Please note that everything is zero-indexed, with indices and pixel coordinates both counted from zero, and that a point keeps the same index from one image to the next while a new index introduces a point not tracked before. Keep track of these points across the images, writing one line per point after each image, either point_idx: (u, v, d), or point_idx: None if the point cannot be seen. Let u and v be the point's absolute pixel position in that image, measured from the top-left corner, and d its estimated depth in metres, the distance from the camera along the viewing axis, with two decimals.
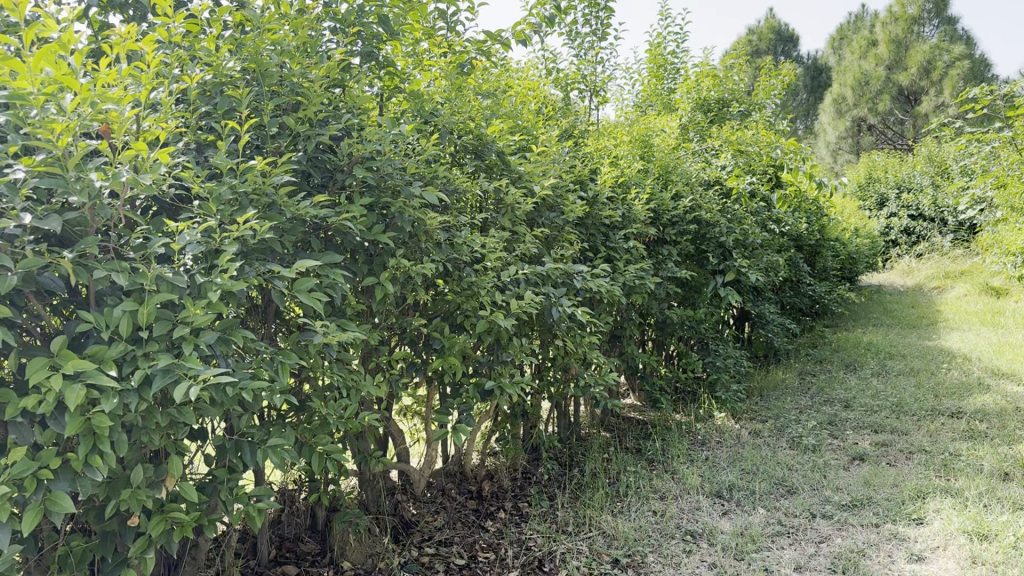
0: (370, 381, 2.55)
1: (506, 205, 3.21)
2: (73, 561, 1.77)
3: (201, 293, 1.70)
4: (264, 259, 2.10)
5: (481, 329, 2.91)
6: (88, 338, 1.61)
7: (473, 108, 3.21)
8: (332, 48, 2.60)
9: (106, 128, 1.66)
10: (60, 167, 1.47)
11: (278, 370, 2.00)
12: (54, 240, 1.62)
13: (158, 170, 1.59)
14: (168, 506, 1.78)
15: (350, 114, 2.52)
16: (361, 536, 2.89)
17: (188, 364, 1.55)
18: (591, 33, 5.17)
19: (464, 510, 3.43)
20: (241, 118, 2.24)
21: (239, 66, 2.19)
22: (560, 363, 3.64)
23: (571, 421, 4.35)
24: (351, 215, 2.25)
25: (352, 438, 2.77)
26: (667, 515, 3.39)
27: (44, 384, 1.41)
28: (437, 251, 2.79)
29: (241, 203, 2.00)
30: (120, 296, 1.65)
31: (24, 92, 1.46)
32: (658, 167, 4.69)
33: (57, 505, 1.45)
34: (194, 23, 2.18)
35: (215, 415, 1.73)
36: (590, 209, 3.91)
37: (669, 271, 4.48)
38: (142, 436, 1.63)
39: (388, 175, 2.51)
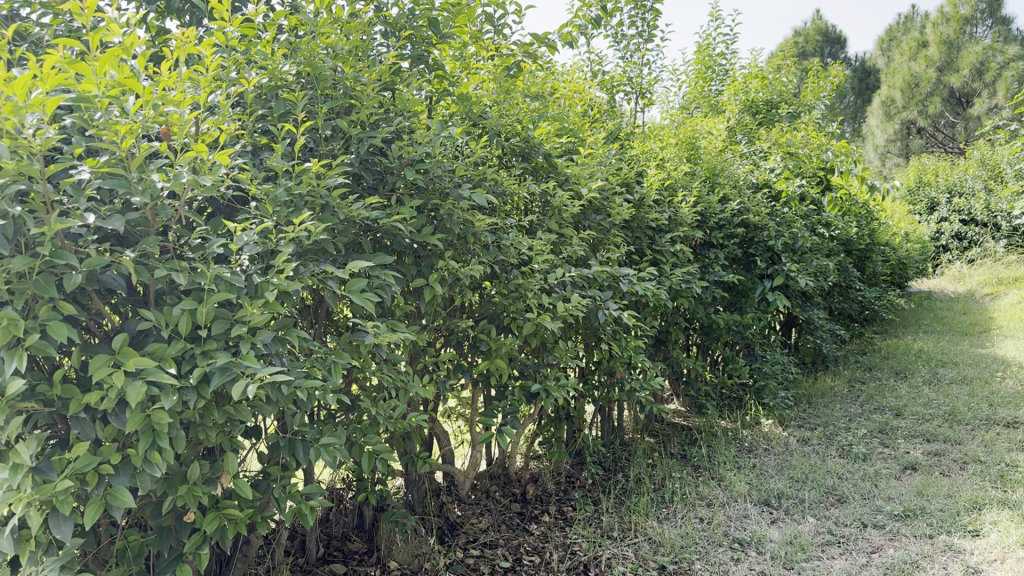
0: (419, 382, 2.57)
1: (554, 207, 3.20)
2: (129, 555, 1.80)
3: (258, 293, 1.73)
4: (316, 260, 2.12)
5: (528, 332, 2.91)
6: (148, 336, 1.64)
7: (521, 111, 3.21)
8: (383, 52, 2.62)
9: (167, 131, 1.69)
10: (123, 169, 1.50)
11: (330, 370, 2.03)
12: (115, 240, 1.66)
13: (218, 172, 1.61)
14: (223, 502, 1.81)
15: (400, 117, 2.54)
16: (407, 536, 2.91)
17: (246, 363, 1.57)
18: (638, 35, 5.13)
19: (509, 513, 3.43)
20: (295, 121, 2.26)
21: (294, 70, 2.22)
22: (606, 367, 3.62)
23: (615, 426, 4.32)
24: (401, 216, 2.27)
25: (399, 438, 2.78)
26: (714, 522, 3.34)
27: (106, 381, 1.44)
28: (486, 253, 2.80)
29: (296, 205, 2.02)
30: (179, 296, 1.68)
31: (90, 94, 1.50)
32: (705, 169, 4.65)
33: (117, 500, 1.48)
34: (250, 27, 2.21)
35: (270, 413, 1.75)
36: (636, 212, 3.89)
37: (716, 275, 4.43)
38: (199, 433, 1.66)
39: (438, 177, 2.52)
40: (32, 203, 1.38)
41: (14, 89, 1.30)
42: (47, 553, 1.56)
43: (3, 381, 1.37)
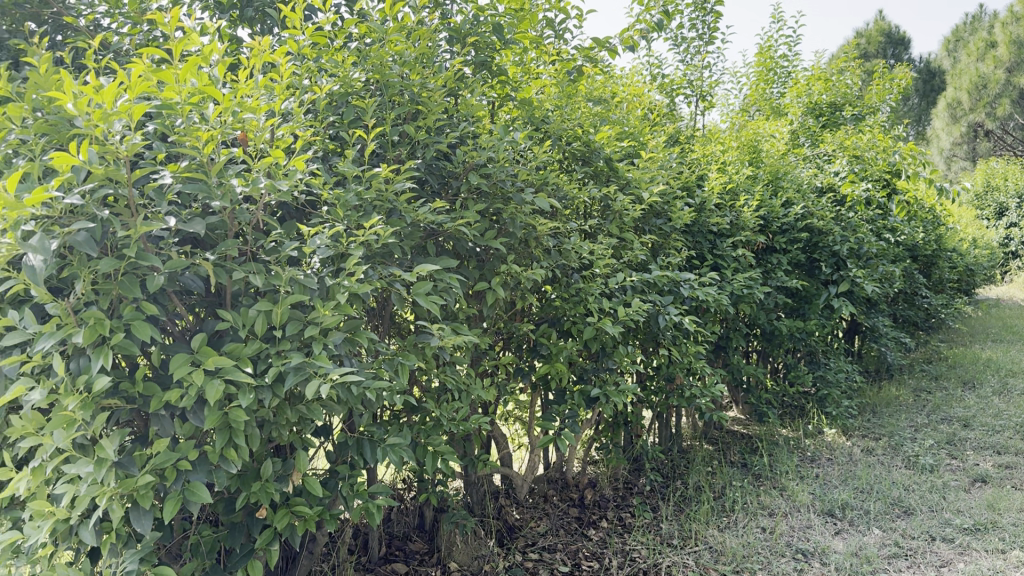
0: (480, 384, 2.59)
1: (615, 211, 3.19)
2: (203, 550, 1.82)
3: (330, 295, 1.77)
4: (383, 263, 2.16)
5: (588, 336, 2.91)
6: (225, 336, 1.69)
7: (582, 115, 3.20)
8: (448, 58, 2.65)
9: (244, 137, 1.74)
10: (204, 174, 1.55)
11: (396, 372, 2.06)
12: (194, 244, 1.71)
13: (293, 176, 1.66)
14: (293, 499, 1.84)
15: (465, 122, 2.56)
16: (467, 538, 2.93)
17: (319, 363, 1.61)
18: (698, 37, 5.08)
19: (567, 518, 3.43)
20: (365, 127, 2.31)
21: (364, 77, 2.26)
22: (665, 373, 3.60)
23: (673, 433, 4.28)
24: (465, 220, 2.29)
25: (460, 440, 2.80)
26: (777, 532, 3.29)
27: (186, 379, 1.49)
28: (547, 257, 2.80)
29: (365, 210, 2.07)
30: (254, 297, 1.72)
31: (172, 102, 1.56)
32: (767, 173, 4.59)
33: (194, 495, 1.52)
34: (322, 35, 2.26)
35: (341, 413, 1.79)
36: (697, 215, 3.86)
37: (778, 280, 4.34)
38: (272, 431, 1.70)
39: (501, 182, 2.54)
40: (118, 207, 1.44)
41: (103, 96, 1.36)
42: (127, 545, 1.61)
43: (90, 378, 1.43)
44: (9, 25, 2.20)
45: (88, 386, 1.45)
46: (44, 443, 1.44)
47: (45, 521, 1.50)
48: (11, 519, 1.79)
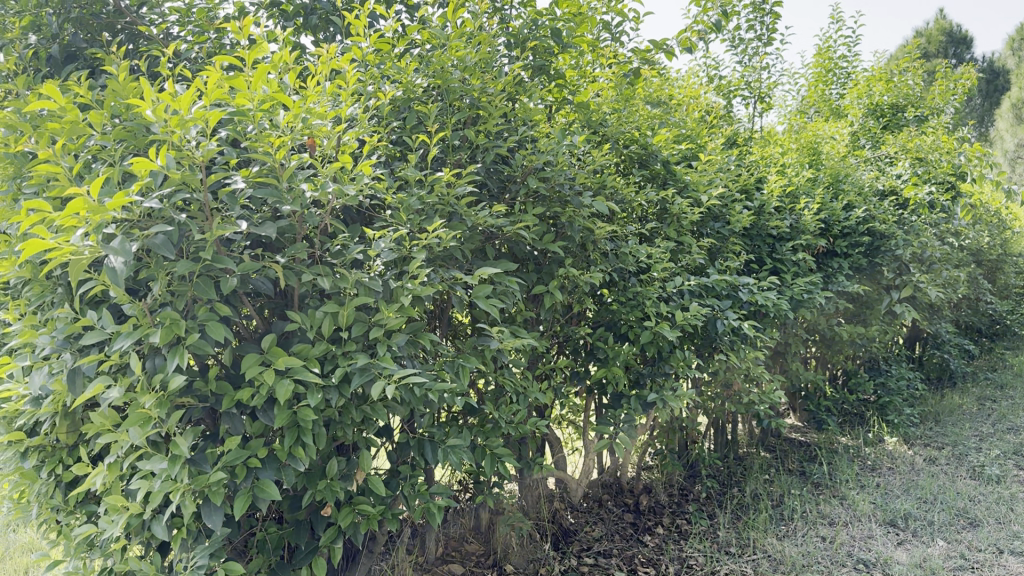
0: (538, 388, 2.60)
1: (673, 215, 3.17)
2: (269, 546, 1.87)
3: (393, 297, 1.80)
4: (444, 266, 2.18)
5: (646, 340, 2.89)
6: (292, 337, 1.74)
7: (640, 117, 3.19)
8: (507, 62, 2.66)
9: (312, 143, 1.79)
10: (275, 179, 1.60)
11: (457, 374, 2.08)
12: (264, 247, 1.76)
13: (360, 181, 1.69)
14: (356, 498, 1.88)
15: (525, 127, 2.56)
16: (524, 541, 2.95)
17: (383, 364, 1.65)
18: (756, 39, 5.02)
19: (622, 523, 3.41)
20: (427, 132, 2.34)
21: (426, 82, 2.29)
22: (723, 378, 3.56)
23: (730, 440, 4.22)
24: (524, 223, 2.30)
25: (515, 442, 2.81)
26: (837, 541, 3.23)
27: (257, 379, 1.54)
28: (604, 261, 2.79)
29: (428, 214, 2.10)
30: (321, 299, 1.76)
31: (245, 108, 1.61)
32: (827, 175, 4.51)
33: (264, 492, 1.57)
34: (385, 42, 2.30)
35: (403, 413, 1.82)
36: (756, 219, 3.79)
37: (840, 285, 4.24)
38: (337, 430, 1.74)
39: (559, 185, 2.55)
40: (193, 211, 1.49)
41: (180, 104, 1.41)
42: (198, 541, 1.67)
43: (165, 376, 1.47)
44: (86, 34, 2.28)
45: (163, 384, 1.49)
46: (121, 439, 1.50)
47: (120, 515, 1.55)
48: (87, 512, 1.85)
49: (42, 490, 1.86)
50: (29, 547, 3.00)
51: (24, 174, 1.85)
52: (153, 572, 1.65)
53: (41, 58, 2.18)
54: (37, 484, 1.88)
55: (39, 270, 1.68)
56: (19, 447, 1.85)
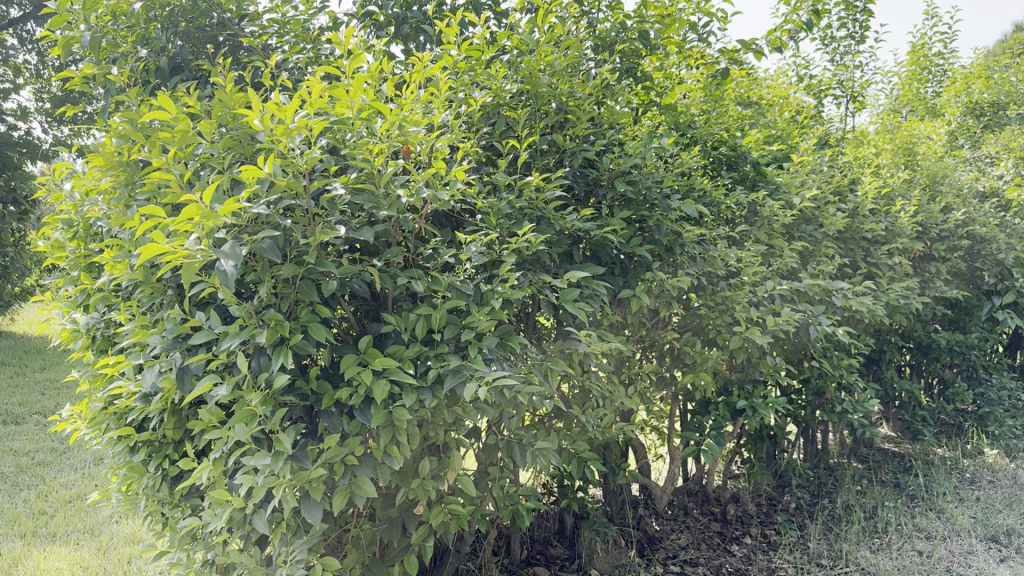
0: (624, 393, 2.59)
1: (764, 217, 3.10)
2: (363, 543, 1.92)
3: (484, 301, 1.83)
4: (532, 270, 2.20)
5: (735, 346, 2.84)
6: (388, 338, 1.79)
7: (729, 119, 3.14)
8: (595, 66, 2.66)
9: (407, 149, 1.84)
10: (374, 185, 1.66)
11: (545, 377, 2.10)
12: (360, 251, 1.81)
13: (453, 186, 1.73)
14: (447, 497, 1.91)
15: (612, 130, 2.53)
16: (609, 546, 2.92)
17: (475, 366, 1.68)
18: (849, 37, 4.88)
19: (708, 532, 3.36)
20: (516, 138, 2.37)
21: (515, 88, 2.31)
22: (815, 385, 3.48)
23: (820, 449, 4.11)
24: (612, 228, 2.30)
25: (601, 447, 2.80)
26: (935, 556, 3.11)
27: (355, 379, 1.59)
28: (693, 264, 2.75)
29: (518, 218, 2.13)
30: (415, 303, 1.81)
31: (345, 117, 1.67)
32: (924, 176, 4.36)
33: (361, 489, 1.62)
34: (476, 48, 2.33)
35: (494, 415, 1.85)
36: (850, 221, 3.66)
37: (938, 290, 4.09)
38: (430, 430, 1.79)
39: (647, 189, 2.53)
40: (297, 217, 1.55)
41: (285, 113, 1.48)
42: (296, 535, 1.72)
43: (269, 376, 1.53)
44: (191, 46, 2.38)
45: (266, 383, 1.55)
46: (228, 435, 1.56)
47: (225, 509, 1.61)
48: (191, 506, 1.93)
49: (149, 483, 1.95)
50: (133, 538, 3.15)
51: (135, 181, 1.95)
52: (254, 565, 1.72)
53: (150, 70, 2.29)
54: (144, 477, 1.97)
55: (151, 273, 1.76)
56: (130, 442, 1.94)
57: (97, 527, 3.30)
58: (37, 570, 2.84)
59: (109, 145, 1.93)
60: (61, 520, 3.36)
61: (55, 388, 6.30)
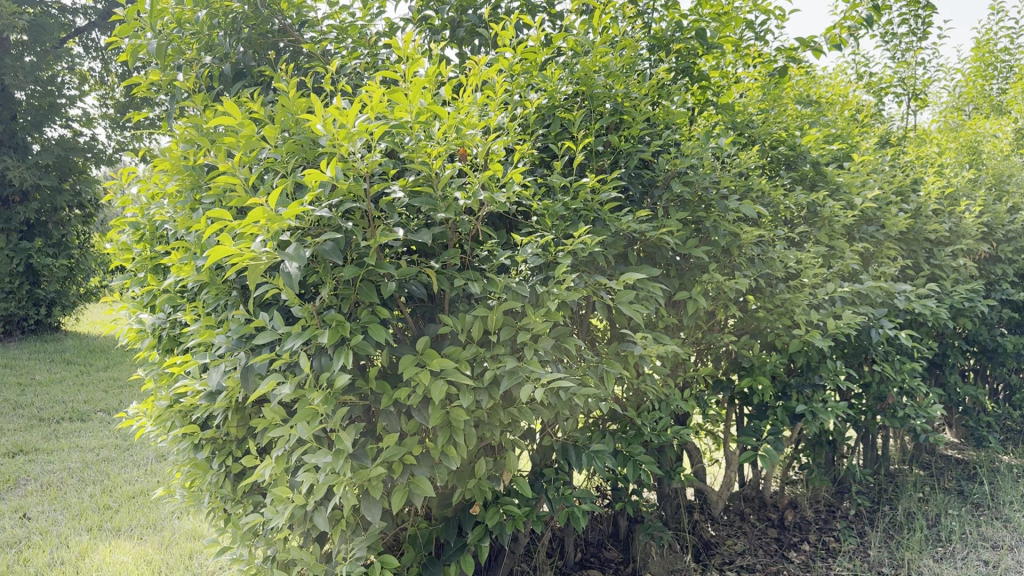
0: (681, 396, 2.57)
1: (824, 218, 3.04)
2: (420, 541, 1.94)
3: (540, 302, 1.83)
4: (588, 272, 2.20)
5: (795, 349, 2.79)
6: (445, 340, 1.81)
7: (787, 118, 3.10)
8: (651, 66, 2.65)
9: (464, 152, 1.86)
10: (433, 188, 1.68)
11: (601, 379, 2.09)
12: (418, 253, 1.83)
13: (509, 188, 1.74)
14: (503, 498, 1.92)
15: (669, 131, 2.51)
16: (664, 550, 2.90)
17: (531, 367, 1.69)
18: (911, 33, 4.77)
19: (766, 538, 3.31)
20: (572, 139, 2.37)
21: (571, 90, 2.31)
22: (876, 390, 3.40)
23: (880, 455, 4.02)
24: (669, 229, 2.28)
25: (656, 450, 2.78)
26: (1002, 567, 3.03)
27: (414, 379, 1.61)
28: (751, 266, 2.70)
29: (573, 220, 2.12)
30: (472, 305, 1.82)
31: (404, 121, 1.70)
32: (990, 175, 4.25)
33: (419, 488, 1.64)
34: (532, 51, 2.33)
35: (549, 417, 1.85)
36: (913, 222, 3.58)
37: (1005, 293, 3.97)
38: (486, 431, 1.80)
39: (704, 190, 2.50)
40: (358, 220, 1.57)
41: (346, 118, 1.50)
42: (355, 533, 1.74)
43: (330, 375, 1.56)
44: (253, 53, 2.42)
45: (328, 383, 1.58)
46: (290, 433, 1.59)
47: (287, 506, 1.64)
48: (253, 503, 1.97)
49: (213, 480, 1.99)
50: (194, 534, 3.22)
51: (201, 185, 1.99)
52: (313, 562, 1.74)
53: (215, 76, 2.35)
54: (208, 474, 2.02)
55: (217, 275, 1.81)
56: (195, 439, 1.99)
57: (159, 523, 3.38)
58: (102, 563, 2.92)
59: (176, 150, 1.99)
60: (126, 515, 3.45)
61: (118, 386, 6.47)
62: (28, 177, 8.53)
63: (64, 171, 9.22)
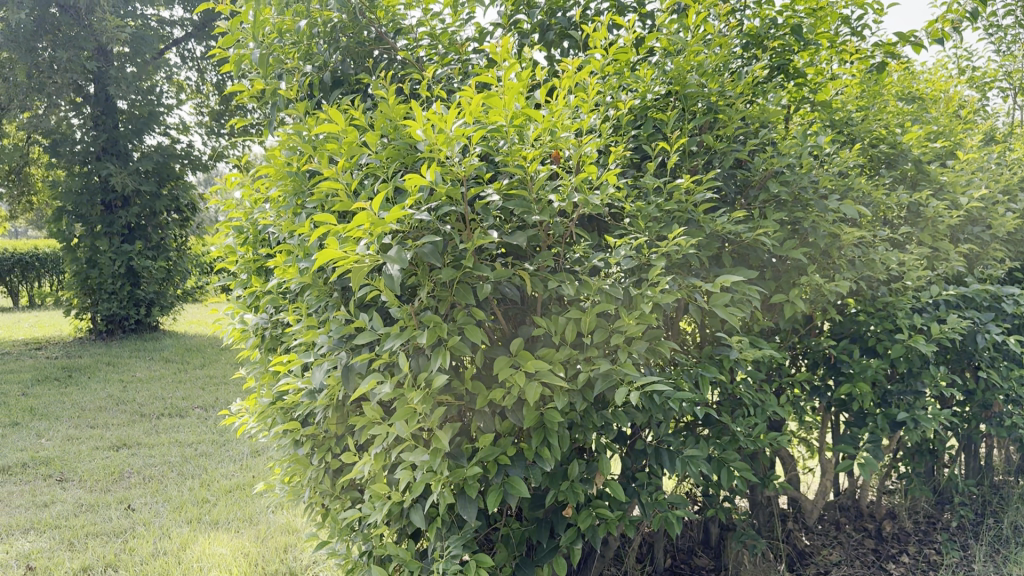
0: (777, 401, 2.51)
1: (927, 217, 2.92)
2: (513, 541, 1.95)
3: (634, 304, 1.82)
4: (682, 274, 2.17)
5: (897, 354, 2.69)
6: (539, 341, 1.81)
7: (887, 115, 2.99)
8: (745, 64, 2.59)
9: (558, 155, 1.86)
10: (527, 191, 1.69)
11: (695, 383, 2.06)
12: (512, 255, 1.85)
13: (605, 190, 1.73)
14: (595, 501, 1.92)
15: (765, 129, 2.46)
16: (756, 559, 2.83)
17: (625, 370, 1.68)
18: (1017, 25, 4.55)
19: (863, 548, 3.20)
20: (666, 140, 2.35)
21: (664, 89, 2.29)
22: (982, 398, 3.25)
23: (985, 466, 3.85)
24: (765, 229, 2.23)
25: (750, 456, 2.72)
26: None
27: (508, 380, 1.63)
28: (852, 268, 2.62)
29: (667, 221, 2.10)
30: (566, 307, 1.83)
31: (500, 125, 1.72)
32: None
33: (514, 488, 1.65)
34: (624, 51, 2.32)
35: (643, 420, 1.84)
36: (1021, 222, 3.41)
37: None
38: (580, 433, 1.80)
39: (802, 190, 2.44)
40: (455, 223, 1.60)
41: (444, 122, 1.53)
42: (451, 531, 1.77)
43: (428, 375, 1.58)
44: (351, 62, 2.47)
45: (425, 383, 1.61)
46: (389, 431, 1.62)
47: (385, 503, 1.68)
48: (351, 498, 2.02)
49: (313, 475, 2.05)
50: (288, 529, 3.31)
51: (303, 190, 2.04)
52: (410, 557, 1.77)
53: (314, 84, 2.41)
54: (308, 469, 2.08)
55: (320, 277, 1.86)
56: (296, 436, 2.05)
57: (255, 516, 3.49)
58: (202, 554, 3.04)
59: (280, 156, 2.05)
60: (223, 509, 3.58)
61: (215, 383, 6.72)
62: (129, 182, 8.90)
63: (164, 177, 9.59)
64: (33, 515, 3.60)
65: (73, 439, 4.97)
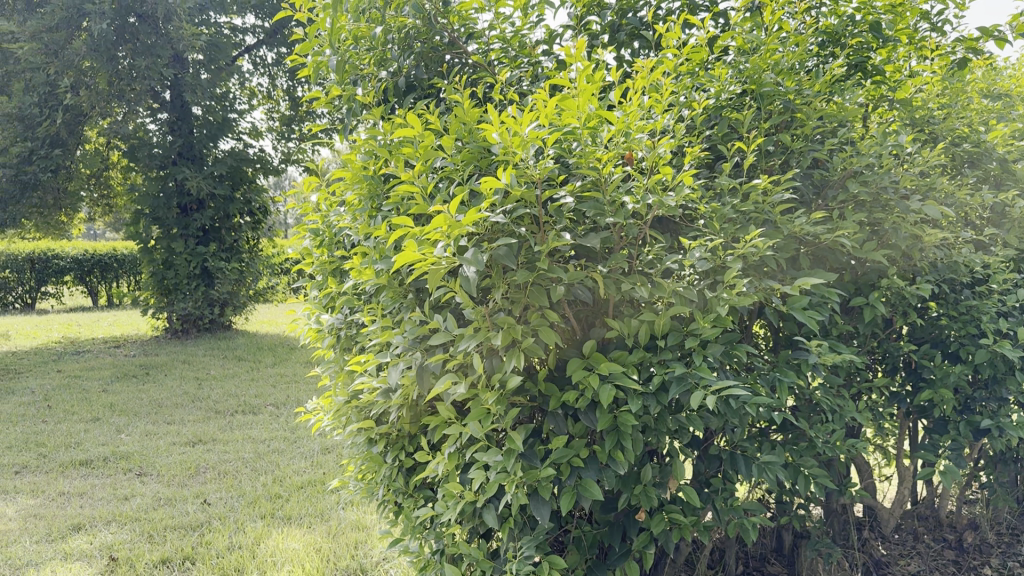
0: (855, 406, 2.45)
1: (1013, 218, 2.80)
2: (585, 544, 1.94)
3: (709, 307, 1.80)
4: (758, 276, 2.14)
5: (982, 360, 2.60)
6: (613, 343, 1.81)
7: (971, 112, 2.89)
8: (822, 62, 2.54)
9: (632, 157, 1.85)
10: (602, 193, 1.69)
11: (771, 387, 2.03)
12: (586, 257, 1.85)
13: (681, 192, 1.71)
14: (668, 506, 1.90)
15: (844, 128, 2.40)
16: (831, 568, 2.77)
17: (700, 374, 1.67)
18: None
19: (943, 560, 3.10)
20: (742, 140, 2.31)
21: (740, 88, 2.25)
22: None
23: None
24: (843, 230, 2.18)
25: (825, 462, 2.66)
26: None
27: (582, 382, 1.63)
28: (933, 270, 2.54)
29: (743, 222, 2.07)
30: (640, 309, 1.82)
31: (575, 127, 1.72)
32: None
33: (587, 491, 1.65)
34: (697, 50, 2.30)
35: (717, 425, 1.82)
36: None
37: None
38: (654, 437, 1.79)
39: (882, 190, 2.36)
40: (530, 225, 1.61)
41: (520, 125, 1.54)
42: (523, 532, 1.78)
43: (502, 376, 1.59)
44: (425, 67, 2.50)
45: (500, 383, 1.62)
46: (463, 430, 1.64)
47: (459, 502, 1.70)
48: (424, 497, 2.04)
49: (387, 473, 2.08)
50: (359, 526, 3.37)
51: (379, 194, 2.07)
52: (482, 557, 1.79)
53: (391, 89, 2.46)
54: (382, 468, 2.11)
55: (396, 278, 1.89)
56: (370, 434, 2.08)
57: (325, 513, 3.56)
58: (275, 548, 3.11)
59: (356, 160, 2.09)
60: (296, 504, 3.66)
61: (287, 382, 6.88)
62: (204, 186, 9.16)
63: (237, 180, 9.85)
64: (114, 507, 3.73)
65: (151, 435, 5.14)
